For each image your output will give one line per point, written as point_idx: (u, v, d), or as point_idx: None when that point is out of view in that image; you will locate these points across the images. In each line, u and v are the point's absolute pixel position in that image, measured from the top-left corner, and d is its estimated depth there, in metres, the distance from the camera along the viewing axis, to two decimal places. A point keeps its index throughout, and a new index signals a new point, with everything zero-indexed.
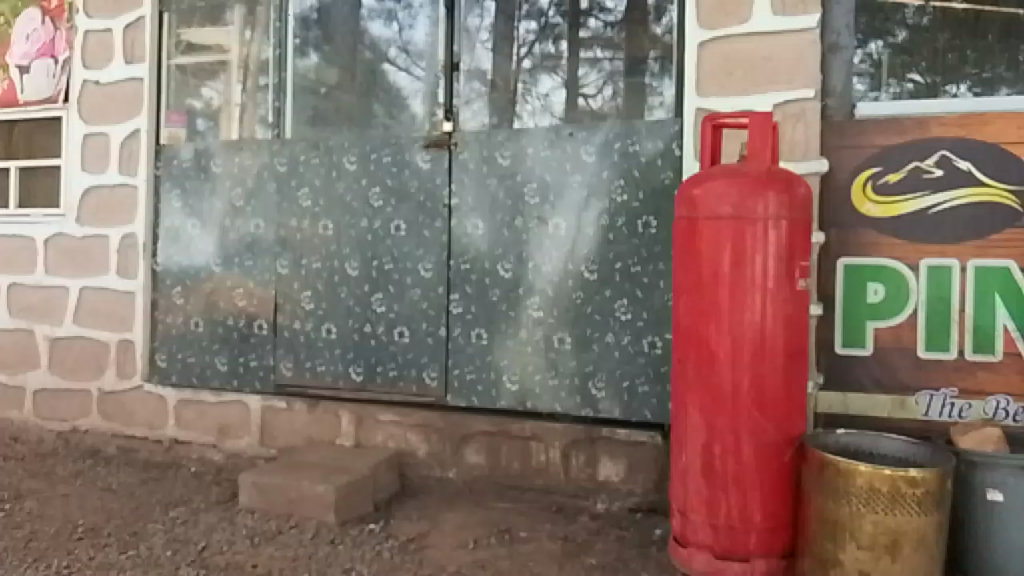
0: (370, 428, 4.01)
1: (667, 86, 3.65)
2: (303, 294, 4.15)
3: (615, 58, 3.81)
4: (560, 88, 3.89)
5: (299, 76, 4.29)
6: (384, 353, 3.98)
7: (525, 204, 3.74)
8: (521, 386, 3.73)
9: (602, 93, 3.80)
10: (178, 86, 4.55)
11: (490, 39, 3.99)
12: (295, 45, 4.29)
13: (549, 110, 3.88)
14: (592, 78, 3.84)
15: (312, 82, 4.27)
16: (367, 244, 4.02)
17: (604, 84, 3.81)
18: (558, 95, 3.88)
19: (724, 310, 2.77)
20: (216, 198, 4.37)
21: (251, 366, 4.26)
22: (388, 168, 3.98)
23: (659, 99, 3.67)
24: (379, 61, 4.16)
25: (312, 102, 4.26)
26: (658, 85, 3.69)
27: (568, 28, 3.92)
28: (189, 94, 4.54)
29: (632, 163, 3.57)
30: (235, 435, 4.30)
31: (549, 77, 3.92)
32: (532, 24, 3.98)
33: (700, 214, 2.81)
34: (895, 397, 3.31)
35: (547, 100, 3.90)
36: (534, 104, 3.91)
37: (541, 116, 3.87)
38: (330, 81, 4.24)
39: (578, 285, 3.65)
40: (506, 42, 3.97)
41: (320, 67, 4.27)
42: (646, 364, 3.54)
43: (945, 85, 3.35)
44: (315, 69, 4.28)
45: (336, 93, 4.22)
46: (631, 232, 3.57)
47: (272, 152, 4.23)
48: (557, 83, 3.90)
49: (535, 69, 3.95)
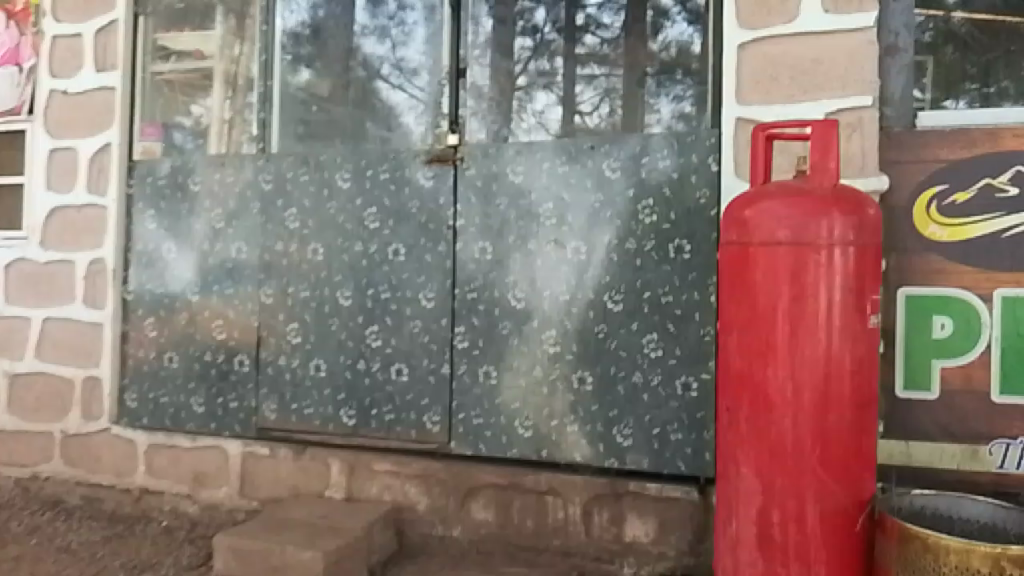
0: (363, 479, 3.56)
1: (668, 102, 3.30)
2: (289, 327, 3.71)
3: (612, 75, 3.45)
4: (555, 105, 3.50)
5: (282, 89, 3.88)
6: (380, 393, 3.54)
7: (538, 225, 3.32)
8: (537, 432, 3.29)
9: (599, 110, 3.42)
10: (166, 101, 4.14)
11: (485, 56, 3.55)
12: (280, 55, 3.88)
13: (543, 125, 3.48)
14: (586, 95, 3.46)
15: (298, 98, 3.87)
16: (361, 270, 3.59)
17: (600, 101, 3.43)
18: (553, 111, 3.49)
19: (783, 351, 2.34)
20: (194, 220, 3.94)
21: (231, 407, 3.82)
22: (385, 186, 3.56)
23: (657, 117, 3.30)
24: (372, 79, 3.76)
25: (299, 116, 3.85)
26: (656, 102, 3.32)
27: (563, 44, 3.56)
28: (177, 111, 4.12)
29: (662, 180, 3.16)
30: (212, 484, 3.84)
31: (545, 94, 3.53)
32: (526, 40, 3.58)
33: (752, 238, 2.40)
34: (966, 446, 2.86)
35: (543, 117, 3.50)
36: (529, 121, 3.50)
37: (535, 132, 3.47)
38: (319, 96, 3.83)
39: (600, 316, 3.23)
40: (506, 57, 3.56)
41: (312, 81, 3.86)
42: (679, 408, 3.11)
43: (945, 101, 3.04)
44: (300, 82, 3.87)
45: (327, 106, 3.81)
46: (661, 257, 3.15)
47: (256, 169, 3.81)
48: (552, 99, 3.51)
49: (529, 87, 3.54)
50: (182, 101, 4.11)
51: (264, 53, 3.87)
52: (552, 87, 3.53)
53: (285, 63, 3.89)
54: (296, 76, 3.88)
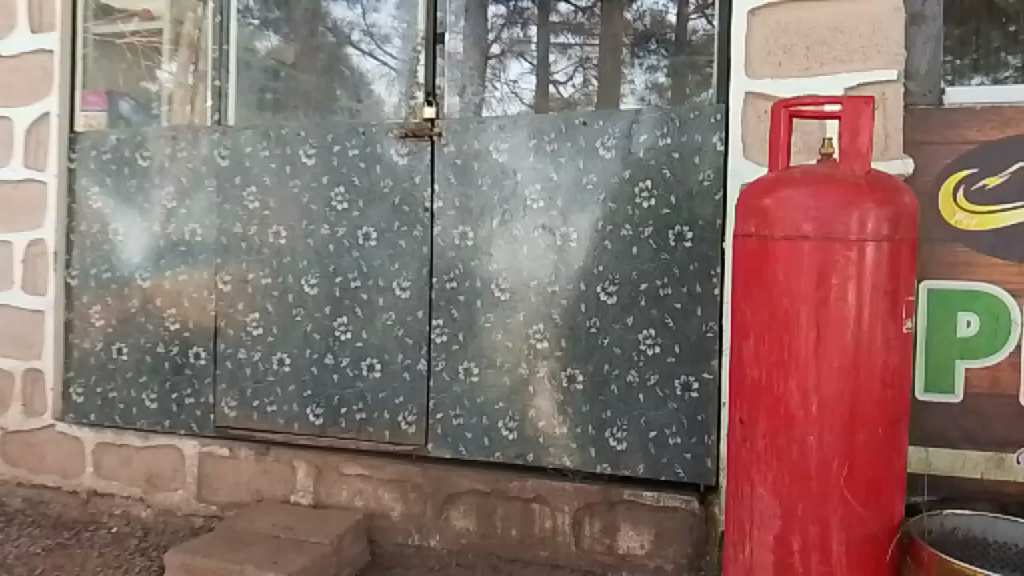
0: (331, 483, 3.27)
1: (640, 72, 3.05)
2: (250, 317, 3.39)
3: (587, 44, 3.12)
4: (529, 74, 3.17)
5: (238, 56, 3.52)
6: (350, 391, 3.24)
7: (525, 208, 3.02)
8: (522, 434, 3.02)
9: (573, 80, 3.12)
10: (121, 67, 3.75)
11: (462, 26, 3.20)
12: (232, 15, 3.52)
13: (517, 94, 3.17)
14: (560, 65, 3.14)
15: (252, 65, 3.51)
16: (327, 256, 3.27)
17: (574, 71, 3.13)
18: (526, 79, 3.17)
19: (808, 361, 2.09)
20: (144, 199, 3.58)
21: (186, 404, 3.50)
22: (355, 162, 3.23)
23: (630, 87, 3.06)
24: (342, 46, 3.41)
25: (256, 85, 3.49)
26: (629, 71, 3.07)
27: (537, 12, 3.19)
28: (134, 78, 3.73)
29: (662, 159, 2.87)
30: (166, 487, 3.53)
31: (518, 63, 3.19)
32: (499, 7, 3.21)
33: (774, 231, 2.12)
34: (991, 455, 2.65)
35: (515, 87, 3.18)
36: (501, 89, 3.18)
37: (508, 103, 3.17)
38: (281, 64, 3.47)
39: (591, 309, 2.94)
40: (480, 24, 3.20)
41: (268, 44, 3.51)
42: (678, 410, 2.85)
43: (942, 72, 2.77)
44: (258, 48, 3.52)
45: (293, 75, 3.45)
46: (659, 245, 2.87)
47: (211, 143, 3.45)
48: (526, 67, 3.17)
49: (503, 55, 3.20)
50: (133, 67, 3.74)
51: (219, 10, 3.52)
52: (524, 56, 3.18)
53: (236, 26, 3.52)
54: (251, 39, 3.53)
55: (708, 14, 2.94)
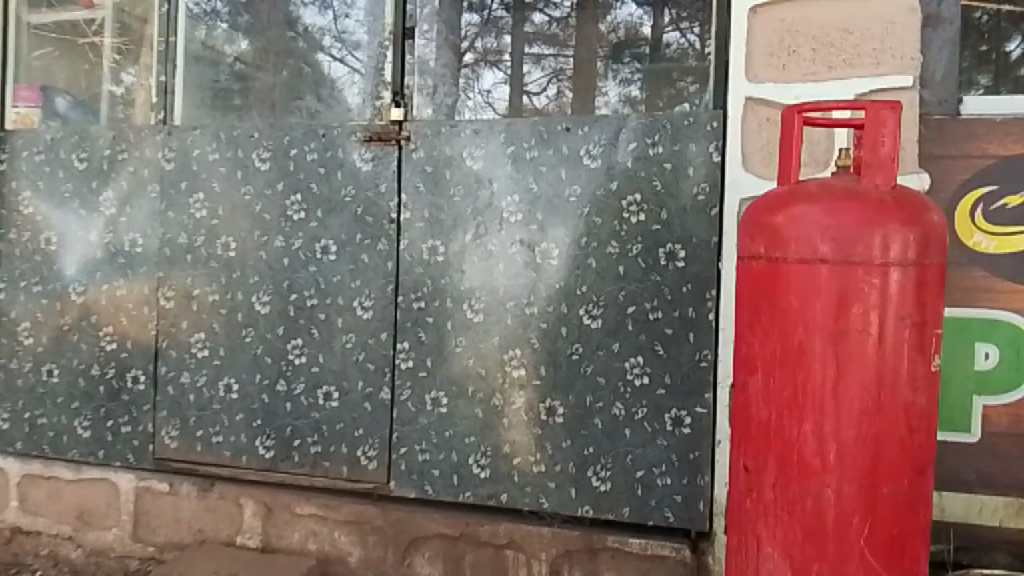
0: (281, 524, 2.94)
1: (614, 85, 2.75)
2: (194, 337, 3.06)
3: (562, 55, 2.80)
4: (503, 84, 2.85)
5: (195, 54, 3.16)
6: (305, 421, 2.93)
7: (501, 222, 2.73)
8: (495, 472, 2.73)
9: (547, 91, 2.81)
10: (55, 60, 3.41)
11: (435, 29, 2.89)
12: (191, 12, 3.16)
13: (490, 104, 2.86)
14: (533, 76, 2.83)
15: (204, 63, 3.15)
16: (281, 271, 2.96)
17: (548, 82, 2.81)
18: (500, 90, 2.85)
19: (826, 402, 1.82)
20: (79, 206, 3.24)
21: (123, 432, 3.16)
22: (314, 168, 2.93)
23: (602, 100, 2.76)
24: (312, 52, 3.05)
25: (202, 83, 3.15)
26: (603, 84, 2.76)
27: (512, 23, 2.86)
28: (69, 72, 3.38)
29: (653, 170, 2.60)
30: (98, 525, 3.18)
31: (492, 72, 2.87)
32: (472, 15, 2.88)
33: (787, 252, 1.86)
34: (1013, 501, 2.40)
35: (489, 100, 2.87)
36: (475, 99, 2.87)
37: (480, 114, 2.86)
38: (241, 63, 3.11)
39: (573, 334, 2.66)
40: (452, 31, 2.88)
41: (224, 36, 3.14)
42: (668, 447, 2.57)
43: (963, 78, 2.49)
44: (223, 49, 3.14)
45: (252, 81, 3.10)
46: (648, 265, 2.60)
47: (155, 145, 3.12)
48: (501, 77, 2.85)
49: (477, 63, 2.87)
50: (71, 61, 3.37)
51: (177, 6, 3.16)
52: (499, 65, 2.86)
53: (180, 18, 3.15)
54: (212, 36, 3.15)
55: (684, 27, 2.68)
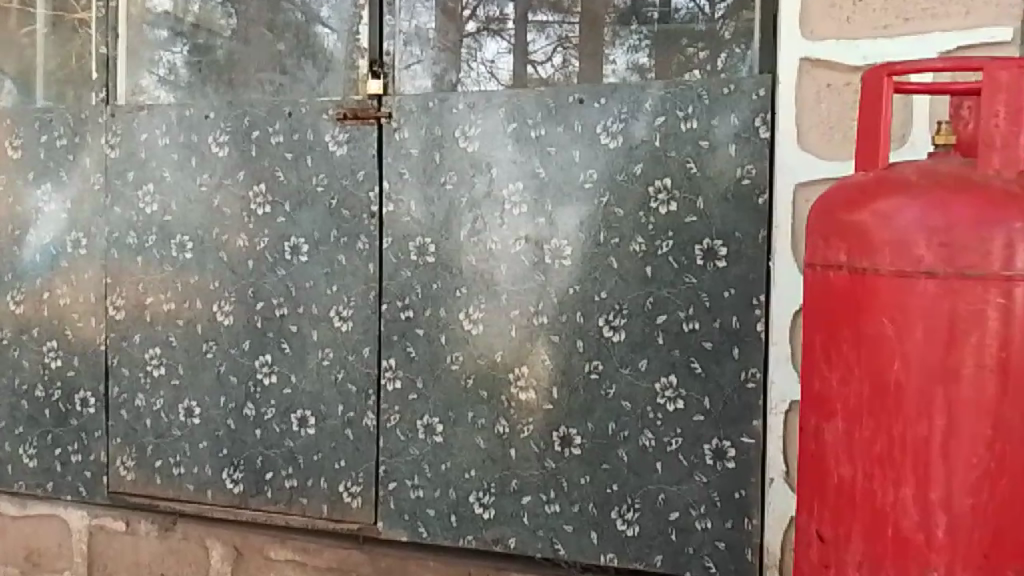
0: (254, 569, 2.57)
1: (621, 53, 2.27)
2: (149, 353, 2.64)
3: (568, 22, 2.32)
4: (507, 54, 2.36)
5: (190, 38, 2.65)
6: (278, 451, 2.50)
7: (503, 214, 2.28)
8: (501, 512, 2.31)
9: (552, 61, 2.33)
10: None
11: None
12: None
13: (493, 75, 2.37)
14: (537, 45, 2.34)
15: (185, 42, 2.65)
16: (245, 275, 2.52)
17: (552, 51, 2.33)
18: (504, 60, 2.36)
19: (930, 459, 1.38)
20: (15, 201, 2.80)
21: (72, 462, 2.74)
22: (281, 153, 2.48)
23: (608, 68, 2.28)
24: (287, 20, 2.54)
25: (176, 60, 2.66)
26: (610, 51, 2.28)
27: None
28: None
29: (685, 149, 2.13)
30: (48, 568, 2.79)
31: (495, 42, 2.37)
32: None
33: (878, 262, 1.40)
34: None
35: (491, 70, 2.37)
36: (477, 70, 2.38)
37: (483, 87, 2.37)
38: (202, 34, 2.63)
39: (592, 348, 2.21)
40: None
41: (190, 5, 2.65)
42: (708, 485, 2.13)
43: None
44: (222, 25, 2.61)
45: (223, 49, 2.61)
46: (682, 265, 2.14)
47: (98, 129, 2.68)
48: (504, 47, 2.36)
49: (479, 33, 2.38)
50: (9, 36, 2.87)
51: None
52: (502, 34, 2.37)
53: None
54: (211, 14, 2.63)
55: None
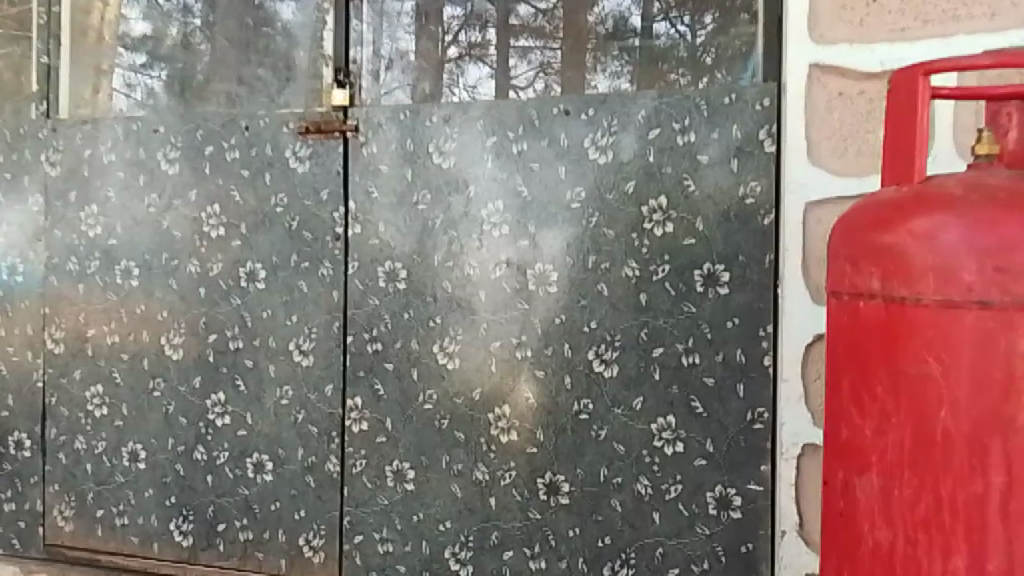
0: None
1: (604, 79, 2.04)
2: (90, 391, 2.38)
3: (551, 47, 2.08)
4: (489, 80, 2.12)
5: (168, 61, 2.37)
6: (233, 499, 2.26)
7: (481, 236, 2.06)
8: (478, 568, 2.07)
9: (535, 86, 2.09)
10: None
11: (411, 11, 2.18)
12: (166, 9, 2.38)
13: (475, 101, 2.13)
14: (518, 70, 2.11)
15: (163, 65, 2.38)
16: (196, 305, 2.29)
17: (534, 77, 2.10)
18: (486, 85, 2.13)
19: (987, 525, 1.14)
20: None
21: (5, 512, 2.48)
22: (237, 168, 2.26)
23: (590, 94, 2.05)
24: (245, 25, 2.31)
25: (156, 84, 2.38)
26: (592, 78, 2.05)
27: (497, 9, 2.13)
28: None
29: (682, 165, 1.93)
30: None
31: (476, 69, 2.14)
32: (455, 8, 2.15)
33: (919, 290, 1.17)
34: None
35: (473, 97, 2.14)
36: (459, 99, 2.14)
37: None
38: (159, 47, 2.38)
39: (580, 385, 1.99)
40: None
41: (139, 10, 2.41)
42: (711, 537, 1.91)
43: None
44: (199, 48, 2.34)
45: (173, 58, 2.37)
46: (680, 293, 1.93)
47: (38, 145, 2.45)
48: (486, 73, 2.13)
49: (461, 58, 2.15)
50: None
51: (151, 5, 2.40)
52: (484, 59, 2.13)
53: (138, 17, 2.41)
54: (185, 36, 2.36)
55: (673, 16, 2.00)
